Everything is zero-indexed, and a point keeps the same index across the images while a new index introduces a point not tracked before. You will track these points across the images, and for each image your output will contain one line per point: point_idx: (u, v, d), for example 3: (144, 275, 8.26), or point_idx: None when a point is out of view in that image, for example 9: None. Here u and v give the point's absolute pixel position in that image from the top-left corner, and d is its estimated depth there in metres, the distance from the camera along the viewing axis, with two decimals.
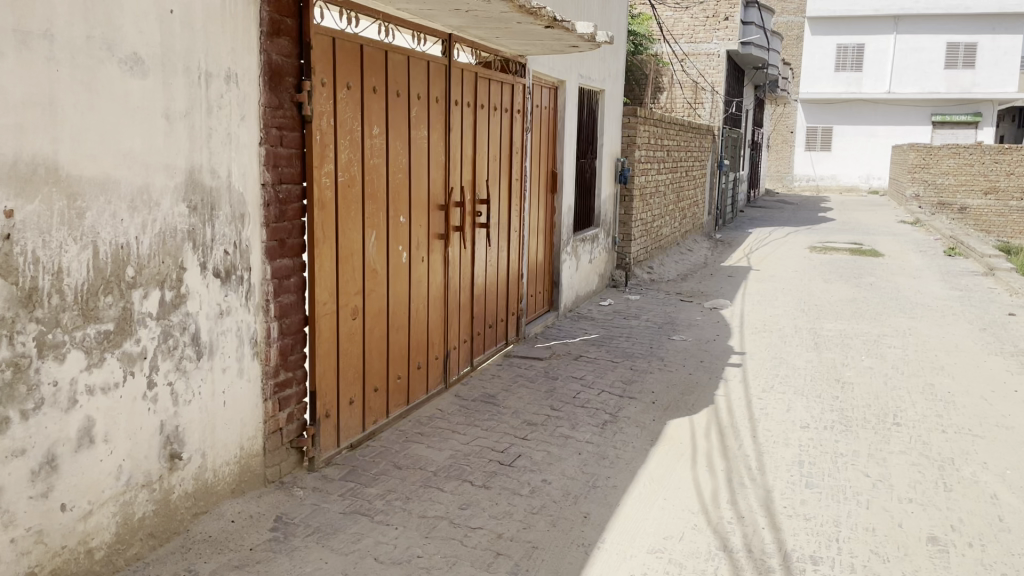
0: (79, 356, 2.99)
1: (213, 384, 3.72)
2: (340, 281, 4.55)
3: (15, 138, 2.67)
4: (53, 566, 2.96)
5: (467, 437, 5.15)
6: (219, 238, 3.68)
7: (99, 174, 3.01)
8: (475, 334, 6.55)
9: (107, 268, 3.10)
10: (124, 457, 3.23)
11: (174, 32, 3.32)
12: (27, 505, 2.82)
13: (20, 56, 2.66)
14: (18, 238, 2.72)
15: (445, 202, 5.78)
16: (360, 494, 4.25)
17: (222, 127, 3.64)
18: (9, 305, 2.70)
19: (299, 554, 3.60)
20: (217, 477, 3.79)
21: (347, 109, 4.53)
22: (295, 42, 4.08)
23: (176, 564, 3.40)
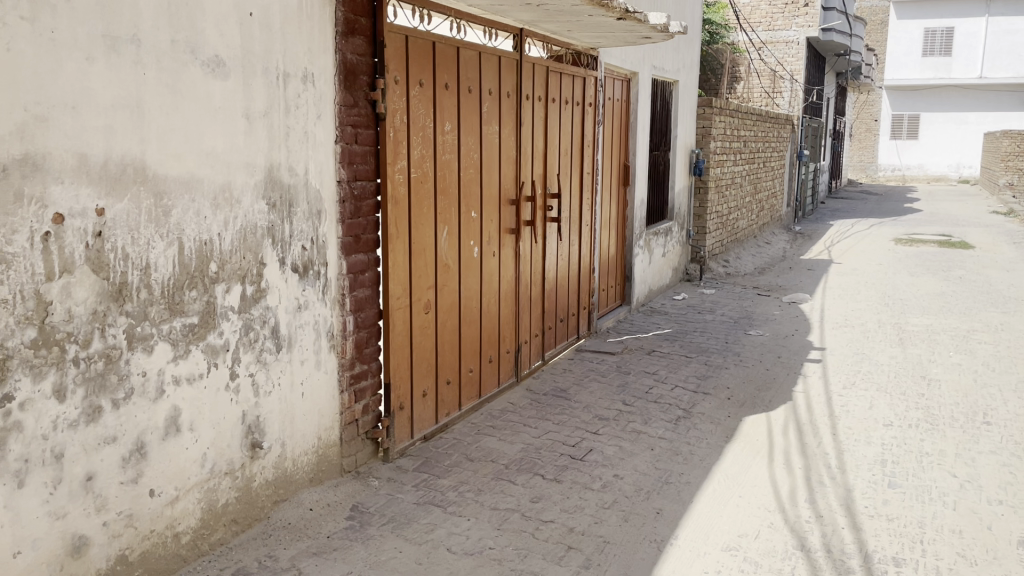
0: (166, 348, 3.12)
1: (292, 375, 3.83)
2: (413, 276, 4.62)
3: (105, 140, 2.80)
4: (143, 549, 3.10)
5: (538, 431, 5.17)
6: (297, 234, 3.78)
7: (184, 173, 3.14)
8: (547, 329, 6.55)
9: (192, 264, 3.22)
10: (209, 445, 3.36)
11: (253, 35, 3.43)
12: (118, 490, 2.96)
13: (110, 60, 2.79)
14: (109, 234, 2.85)
15: (516, 197, 5.80)
16: (433, 485, 4.31)
17: (299, 126, 3.73)
18: (100, 299, 2.84)
19: (375, 543, 3.67)
20: (296, 466, 3.91)
21: (419, 105, 4.59)
22: (369, 41, 4.16)
23: (258, 549, 3.52)
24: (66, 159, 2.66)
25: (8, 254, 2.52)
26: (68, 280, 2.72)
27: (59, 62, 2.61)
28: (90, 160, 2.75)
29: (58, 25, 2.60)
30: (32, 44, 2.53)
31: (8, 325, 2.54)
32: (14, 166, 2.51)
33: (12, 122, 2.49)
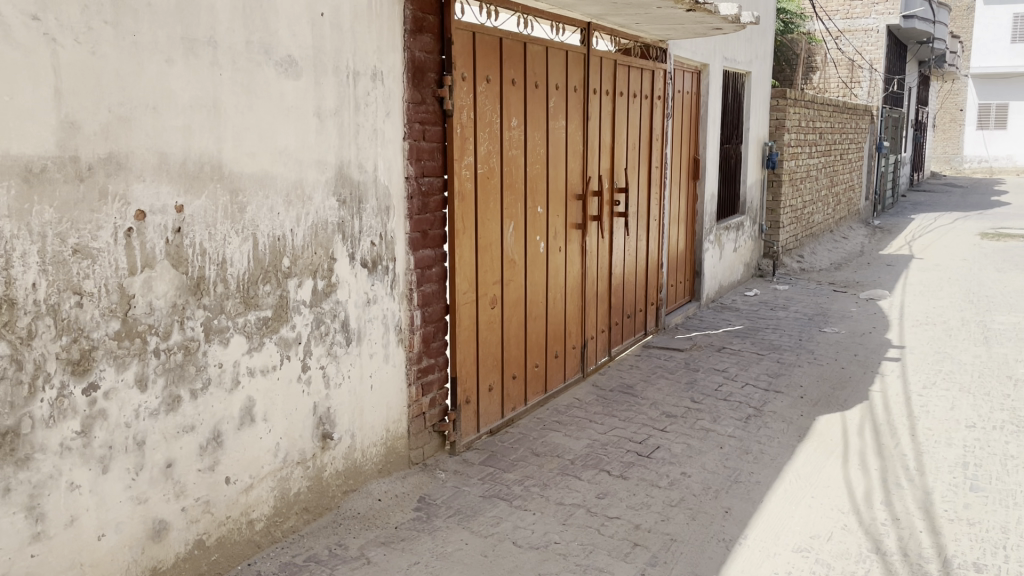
0: (241, 340, 3.22)
1: (361, 368, 3.90)
2: (479, 271, 4.66)
3: (184, 139, 2.90)
4: (219, 534, 3.21)
5: (605, 427, 5.15)
6: (366, 230, 3.85)
7: (259, 170, 3.23)
8: (613, 324, 6.52)
9: (265, 259, 3.31)
10: (282, 435, 3.46)
11: (324, 34, 3.50)
12: (196, 477, 3.07)
13: (188, 62, 2.89)
14: (187, 231, 2.96)
15: (582, 192, 5.78)
16: (499, 479, 4.34)
17: (368, 123, 3.80)
18: (179, 292, 2.95)
19: (441, 535, 3.72)
20: (365, 457, 3.98)
21: (486, 102, 4.61)
22: (437, 39, 4.21)
23: (328, 537, 3.61)
24: (147, 158, 2.77)
25: (94, 249, 2.64)
26: (149, 275, 2.83)
27: (140, 64, 2.72)
28: (170, 158, 2.86)
29: (139, 28, 2.71)
30: (115, 47, 2.64)
31: (94, 317, 2.66)
32: (100, 165, 2.62)
33: (97, 122, 2.60)
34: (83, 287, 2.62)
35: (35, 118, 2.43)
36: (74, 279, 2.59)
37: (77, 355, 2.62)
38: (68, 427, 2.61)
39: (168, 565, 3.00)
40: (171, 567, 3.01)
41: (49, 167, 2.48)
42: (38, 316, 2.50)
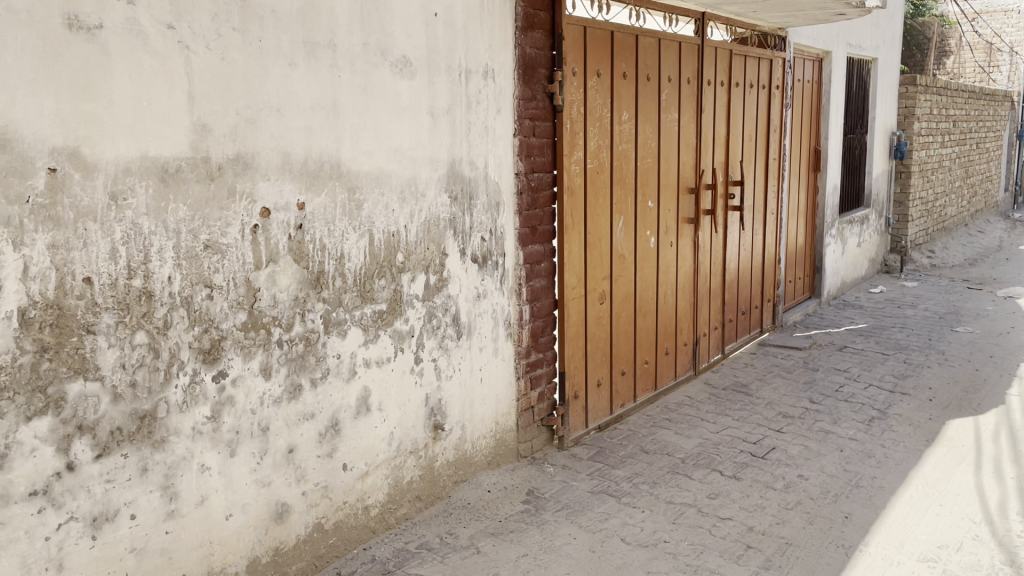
0: (358, 333, 3.34)
1: (471, 361, 3.97)
2: (588, 266, 4.65)
3: (305, 139, 3.03)
4: (337, 518, 3.34)
5: (717, 426, 5.04)
6: (477, 226, 3.91)
7: (375, 168, 3.33)
8: (727, 321, 6.37)
9: (381, 254, 3.41)
10: (395, 425, 3.56)
11: (437, 34, 3.58)
12: (316, 463, 3.21)
13: (310, 65, 3.01)
14: (308, 227, 3.08)
15: (695, 186, 5.67)
16: (608, 475, 4.32)
17: (480, 121, 3.86)
18: (301, 286, 3.08)
19: (550, 528, 3.74)
20: (475, 449, 4.06)
21: (597, 96, 4.60)
22: (548, 35, 4.22)
23: (439, 526, 3.70)
24: (271, 158, 2.91)
25: (223, 245, 2.79)
26: (273, 269, 2.97)
27: (266, 68, 2.86)
28: (292, 157, 2.99)
29: (264, 34, 2.85)
30: (242, 52, 2.78)
31: (223, 309, 2.82)
32: (228, 165, 2.77)
33: (226, 125, 2.75)
34: (213, 280, 2.78)
35: (170, 122, 2.59)
36: (205, 273, 2.75)
37: (208, 344, 2.78)
38: (200, 412, 2.78)
39: (290, 546, 3.15)
40: (292, 548, 3.16)
41: (183, 167, 2.64)
42: (173, 308, 2.67)
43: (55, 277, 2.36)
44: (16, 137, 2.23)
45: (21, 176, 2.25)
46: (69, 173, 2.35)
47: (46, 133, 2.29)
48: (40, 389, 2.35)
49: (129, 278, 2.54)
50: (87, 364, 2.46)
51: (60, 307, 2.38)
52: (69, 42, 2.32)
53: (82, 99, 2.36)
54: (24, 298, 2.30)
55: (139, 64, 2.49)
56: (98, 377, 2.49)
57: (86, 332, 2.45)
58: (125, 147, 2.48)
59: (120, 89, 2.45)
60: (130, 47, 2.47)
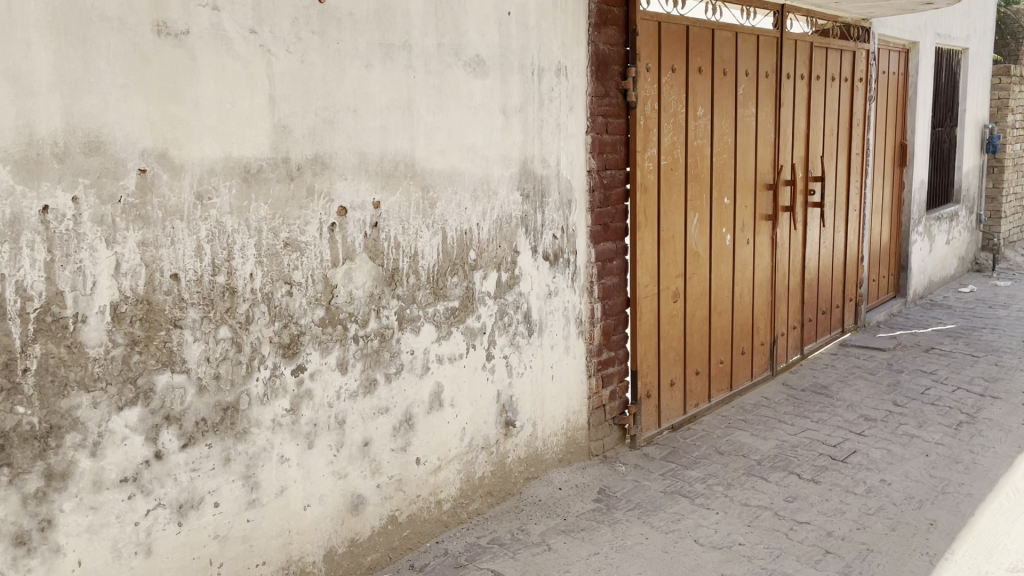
0: (431, 329, 3.39)
1: (543, 359, 3.98)
2: (662, 264, 4.61)
3: (380, 139, 3.08)
4: (410, 511, 3.40)
5: (795, 428, 4.93)
6: (549, 224, 3.92)
7: (448, 167, 3.37)
8: (806, 320, 6.21)
9: (454, 252, 3.45)
10: (468, 421, 3.60)
11: (511, 33, 3.60)
12: (390, 456, 3.27)
13: (386, 66, 3.07)
14: (383, 226, 3.14)
15: (774, 182, 5.55)
16: (681, 475, 4.27)
17: (552, 118, 3.87)
18: (376, 283, 3.15)
19: (622, 527, 3.73)
20: (546, 446, 4.07)
21: (671, 92, 4.55)
22: (621, 31, 4.20)
23: (511, 521, 3.72)
24: (349, 157, 2.98)
25: (302, 243, 2.87)
26: (350, 266, 3.04)
27: (344, 70, 2.93)
28: (368, 157, 3.05)
29: (342, 37, 2.91)
30: (321, 55, 2.86)
31: (302, 305, 2.90)
32: (307, 165, 2.85)
33: (306, 126, 2.83)
34: (292, 277, 2.86)
35: (253, 124, 2.68)
36: (285, 270, 2.83)
37: (288, 339, 2.87)
38: (280, 405, 2.87)
39: (365, 537, 3.22)
40: (367, 539, 3.23)
41: (265, 167, 2.73)
42: (255, 303, 2.76)
43: (145, 273, 2.47)
44: (110, 139, 2.34)
45: (114, 177, 2.36)
46: (158, 174, 2.46)
47: (137, 136, 2.39)
48: (130, 380, 2.46)
49: (214, 275, 2.64)
50: (174, 357, 2.56)
51: (150, 302, 2.48)
52: (158, 48, 2.42)
53: (170, 102, 2.46)
54: (117, 293, 2.41)
55: (224, 68, 2.59)
56: (185, 369, 2.60)
57: (173, 326, 2.55)
58: (210, 148, 2.58)
59: (206, 92, 2.54)
60: (215, 53, 2.56)
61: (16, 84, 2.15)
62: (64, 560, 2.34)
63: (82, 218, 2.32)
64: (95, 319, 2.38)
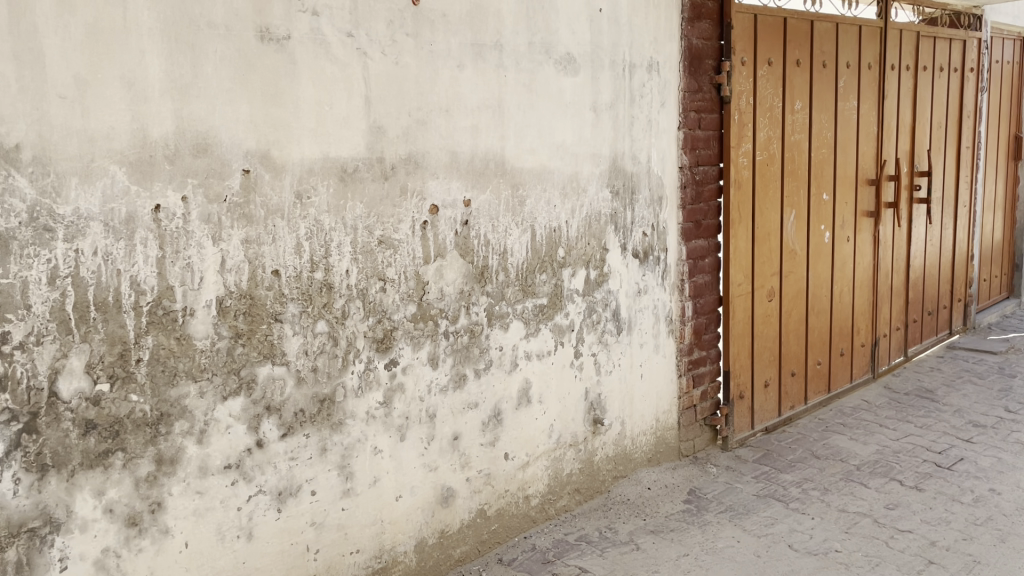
0: (520, 326, 3.42)
1: (632, 357, 3.96)
2: (756, 262, 4.50)
3: (471, 138, 3.13)
4: (499, 506, 3.44)
5: (896, 433, 4.74)
6: (639, 221, 3.89)
7: (538, 165, 3.39)
8: (910, 322, 5.96)
9: (543, 249, 3.47)
10: (556, 418, 3.62)
11: (602, 29, 3.59)
12: (479, 451, 3.32)
13: (477, 66, 3.12)
14: (474, 224, 3.19)
15: (876, 177, 5.35)
16: (775, 479, 4.18)
17: (643, 115, 3.84)
18: (466, 280, 3.20)
19: (712, 529, 3.67)
20: (635, 445, 4.05)
21: (768, 85, 4.44)
22: (716, 24, 4.14)
23: (599, 519, 3.72)
24: (440, 157, 3.04)
25: (395, 241, 2.94)
26: (441, 263, 3.10)
27: (437, 71, 2.99)
28: (459, 156, 3.10)
29: (435, 38, 2.97)
30: (415, 57, 2.92)
31: (395, 301, 2.97)
32: (401, 164, 2.92)
33: (399, 126, 2.90)
34: (386, 273, 2.93)
35: (349, 125, 2.76)
36: (379, 266, 2.91)
37: (381, 334, 2.95)
38: (373, 398, 2.95)
39: (455, 529, 3.28)
40: (456, 531, 3.28)
41: (360, 167, 2.81)
42: (351, 299, 2.85)
43: (248, 269, 2.58)
44: (216, 141, 2.46)
45: (220, 177, 2.48)
46: (261, 174, 2.57)
47: (241, 137, 2.51)
48: (234, 371, 2.58)
49: (312, 271, 2.73)
50: (275, 350, 2.67)
51: (252, 297, 2.60)
52: (261, 53, 2.53)
53: (272, 105, 2.57)
54: (222, 288, 2.53)
55: (322, 70, 2.68)
56: (284, 362, 2.70)
57: (274, 320, 2.66)
58: (309, 149, 2.67)
59: (305, 95, 2.64)
60: (314, 56, 2.66)
61: (131, 89, 2.28)
62: (173, 541, 2.48)
63: (191, 217, 2.44)
64: (202, 313, 2.50)
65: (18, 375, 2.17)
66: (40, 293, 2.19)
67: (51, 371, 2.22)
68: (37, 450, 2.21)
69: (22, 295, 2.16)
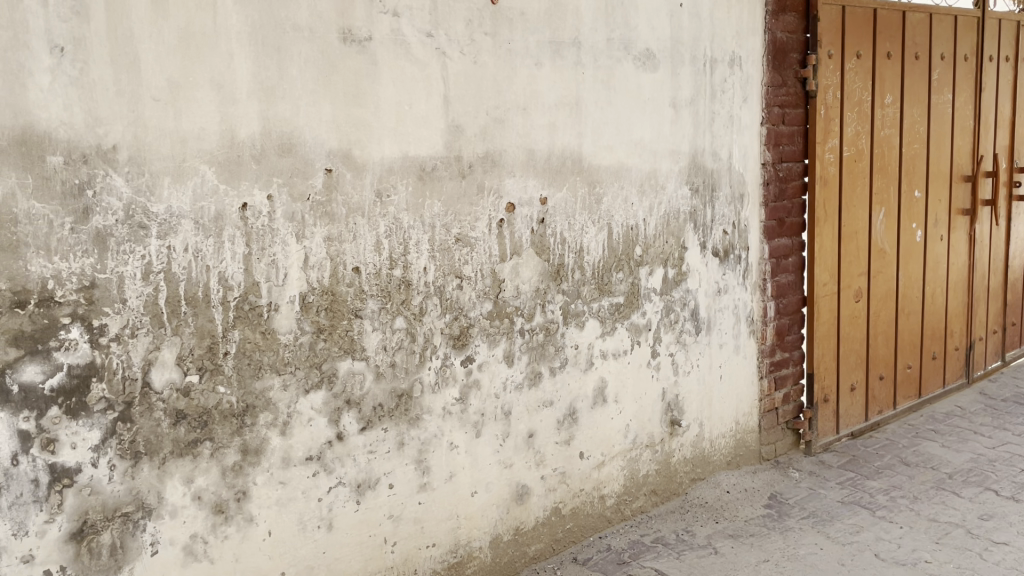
0: (596, 324, 3.40)
1: (711, 358, 3.89)
2: (843, 262, 4.36)
3: (548, 136, 3.13)
4: (574, 505, 3.43)
5: (993, 441, 4.52)
6: (719, 219, 3.82)
7: (616, 163, 3.36)
8: (1008, 325, 5.68)
9: (620, 248, 3.44)
10: (631, 418, 3.59)
11: (683, 24, 3.54)
12: (554, 449, 3.32)
13: (555, 63, 3.11)
14: (550, 222, 3.18)
15: (973, 174, 5.11)
16: (861, 485, 4.04)
17: (725, 110, 3.77)
18: (542, 278, 3.19)
19: (793, 535, 3.57)
20: (714, 448, 3.97)
21: (856, 79, 4.29)
22: (801, 17, 4.04)
23: (676, 522, 3.66)
24: (517, 155, 3.05)
25: (472, 238, 2.97)
26: (517, 261, 3.11)
27: (514, 69, 3.00)
28: (536, 154, 3.10)
29: (513, 36, 2.98)
30: (493, 55, 2.94)
31: (471, 298, 2.99)
32: (478, 163, 2.94)
33: (477, 125, 2.92)
34: (462, 271, 2.96)
35: (428, 124, 2.80)
36: (456, 264, 2.94)
37: (458, 331, 2.97)
38: (450, 394, 2.98)
39: (530, 527, 3.28)
40: (531, 529, 3.29)
41: (438, 166, 2.84)
42: (428, 296, 2.88)
43: (330, 266, 2.64)
44: (300, 141, 2.52)
45: (303, 176, 2.55)
46: (342, 173, 2.62)
47: (324, 137, 2.57)
48: (316, 365, 2.65)
49: (391, 268, 2.78)
50: (355, 345, 2.73)
51: (334, 293, 2.66)
52: (344, 55, 2.59)
53: (354, 105, 2.62)
54: (305, 285, 2.60)
55: (402, 71, 2.72)
56: (364, 357, 2.76)
57: (355, 316, 2.72)
58: (389, 148, 2.72)
59: (386, 95, 2.68)
60: (394, 56, 2.70)
61: (220, 92, 2.36)
62: (256, 529, 2.55)
63: (276, 215, 2.51)
64: (286, 308, 2.57)
65: (114, 366, 2.27)
66: (135, 287, 2.29)
67: (145, 362, 2.32)
68: (130, 438, 2.31)
69: (118, 290, 2.26)
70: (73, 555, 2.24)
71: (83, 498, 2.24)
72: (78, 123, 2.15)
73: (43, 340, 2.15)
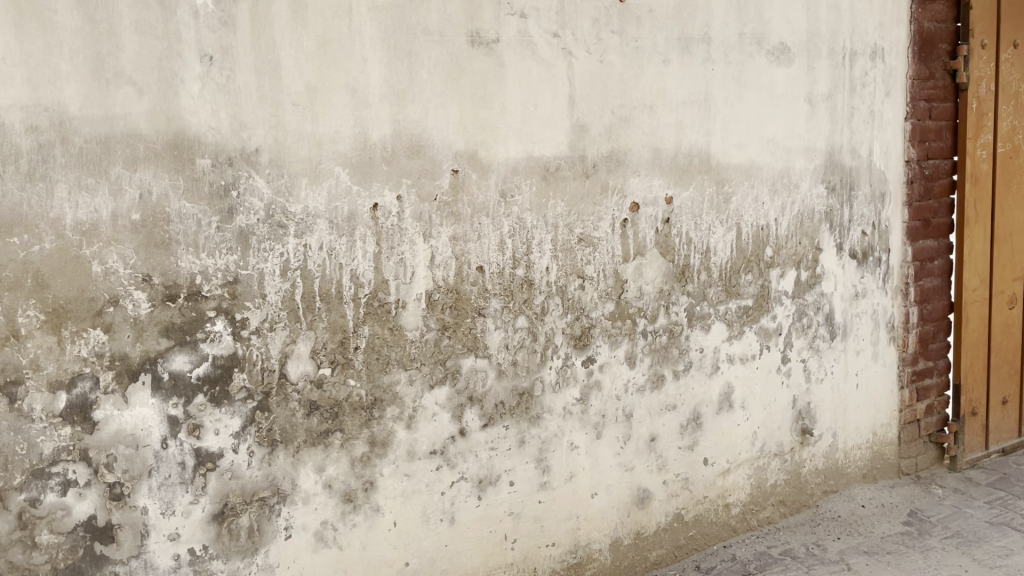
0: (722, 327, 3.31)
1: (846, 365, 3.71)
2: (995, 266, 4.06)
3: (675, 134, 3.07)
4: (696, 512, 3.35)
5: None
6: (857, 219, 3.64)
7: (746, 161, 3.26)
8: None
9: (749, 249, 3.32)
10: (759, 424, 3.47)
11: (821, 16, 3.39)
12: (676, 454, 3.26)
13: (684, 60, 3.05)
14: (675, 222, 3.12)
15: None
16: (1012, 506, 3.75)
17: (865, 105, 3.59)
18: (666, 279, 3.13)
19: (935, 555, 3.36)
20: (848, 459, 3.79)
21: (1013, 70, 3.98)
22: (952, 5, 3.81)
23: (806, 535, 3.52)
24: (642, 154, 3.01)
25: (596, 238, 2.95)
26: (641, 262, 3.07)
27: (641, 67, 2.96)
28: (663, 153, 3.05)
29: (641, 35, 2.95)
30: (620, 54, 2.91)
31: (593, 298, 2.98)
32: (603, 162, 2.92)
33: (602, 124, 2.90)
34: (585, 271, 2.95)
35: (553, 124, 2.80)
36: (579, 264, 2.93)
37: (580, 331, 2.97)
38: (571, 394, 2.98)
39: (651, 531, 3.24)
40: (653, 534, 3.24)
41: (562, 166, 2.84)
42: (550, 295, 2.89)
43: (455, 265, 2.69)
44: (429, 143, 2.58)
45: (431, 177, 2.61)
46: (468, 174, 2.67)
47: (451, 139, 2.62)
48: (441, 362, 2.71)
49: (514, 268, 2.80)
50: (478, 343, 2.77)
51: (458, 292, 2.71)
52: (472, 57, 2.63)
53: (480, 107, 2.66)
54: (431, 283, 2.66)
55: (529, 71, 2.74)
56: (487, 355, 2.79)
57: (478, 314, 2.76)
58: (514, 149, 2.74)
59: (512, 96, 2.71)
60: (521, 58, 2.72)
61: (354, 96, 2.45)
62: (382, 519, 2.64)
63: (405, 215, 2.58)
64: (412, 305, 2.64)
65: (254, 357, 2.40)
66: (274, 283, 2.41)
67: (282, 354, 2.44)
68: (268, 426, 2.43)
69: (259, 285, 2.38)
70: (215, 535, 2.38)
71: (224, 482, 2.38)
72: (224, 128, 2.28)
73: (191, 332, 2.30)
